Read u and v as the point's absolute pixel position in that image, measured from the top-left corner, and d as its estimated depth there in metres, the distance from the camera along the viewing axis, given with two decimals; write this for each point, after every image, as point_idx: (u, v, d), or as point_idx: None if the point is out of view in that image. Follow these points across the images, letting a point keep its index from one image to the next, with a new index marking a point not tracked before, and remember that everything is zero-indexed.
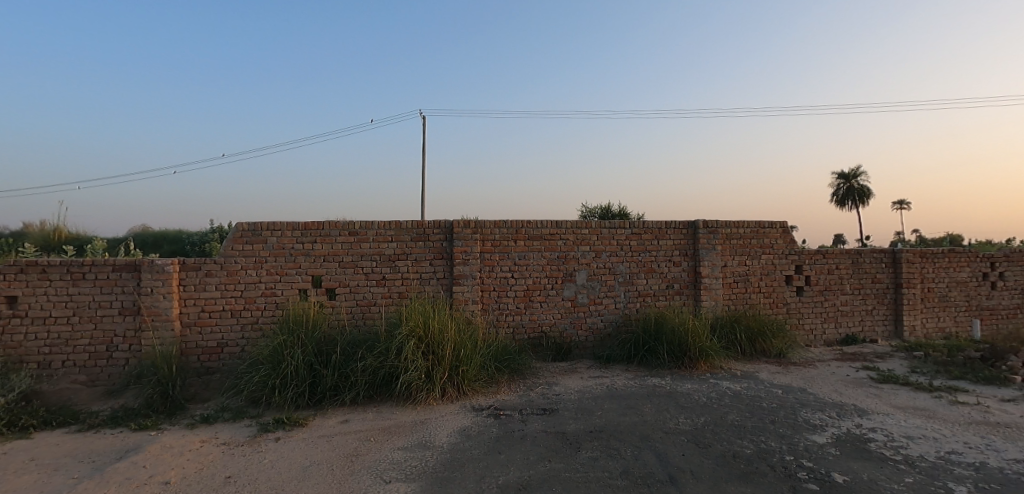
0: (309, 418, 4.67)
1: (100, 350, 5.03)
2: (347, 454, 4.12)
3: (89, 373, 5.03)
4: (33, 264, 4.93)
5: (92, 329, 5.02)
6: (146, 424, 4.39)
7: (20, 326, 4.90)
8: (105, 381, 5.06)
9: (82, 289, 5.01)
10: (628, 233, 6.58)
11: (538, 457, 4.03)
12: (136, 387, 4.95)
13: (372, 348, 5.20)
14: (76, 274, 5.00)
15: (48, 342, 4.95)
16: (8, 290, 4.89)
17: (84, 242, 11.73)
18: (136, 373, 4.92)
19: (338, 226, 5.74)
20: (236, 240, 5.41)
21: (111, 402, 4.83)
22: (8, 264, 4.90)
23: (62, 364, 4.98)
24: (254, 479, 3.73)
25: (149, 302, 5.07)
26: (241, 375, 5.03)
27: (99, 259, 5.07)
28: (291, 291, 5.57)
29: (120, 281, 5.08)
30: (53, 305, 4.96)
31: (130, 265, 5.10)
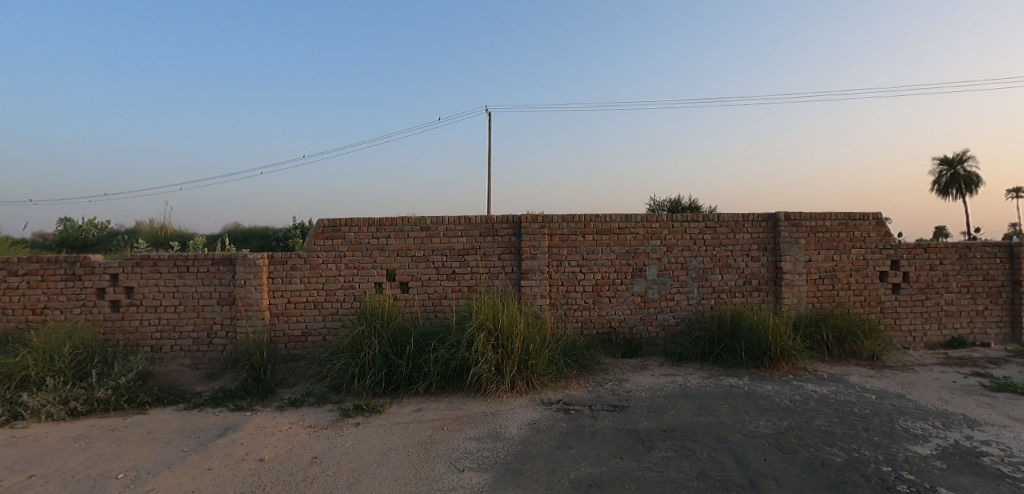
0: (385, 405, 4.91)
1: (202, 336, 5.49)
2: (422, 441, 4.31)
3: (193, 357, 5.50)
4: (146, 258, 5.47)
5: (195, 317, 5.49)
6: (242, 405, 4.78)
7: (137, 313, 5.46)
8: (206, 364, 5.51)
9: (187, 281, 5.49)
10: (702, 227, 6.29)
11: (609, 454, 3.97)
12: (232, 371, 5.34)
13: (444, 340, 5.32)
14: (182, 267, 5.49)
15: (159, 327, 5.48)
16: (126, 281, 5.45)
17: (187, 238, 12.93)
18: (232, 358, 5.31)
19: (411, 222, 5.88)
20: (318, 235, 5.70)
21: (212, 383, 5.25)
22: (126, 257, 5.46)
23: (170, 348, 5.48)
24: (337, 461, 4.08)
25: (243, 293, 5.46)
26: (323, 362, 5.30)
27: (200, 253, 5.53)
28: (368, 284, 5.77)
29: (218, 273, 5.53)
30: (163, 295, 5.48)
31: (226, 260, 5.51)
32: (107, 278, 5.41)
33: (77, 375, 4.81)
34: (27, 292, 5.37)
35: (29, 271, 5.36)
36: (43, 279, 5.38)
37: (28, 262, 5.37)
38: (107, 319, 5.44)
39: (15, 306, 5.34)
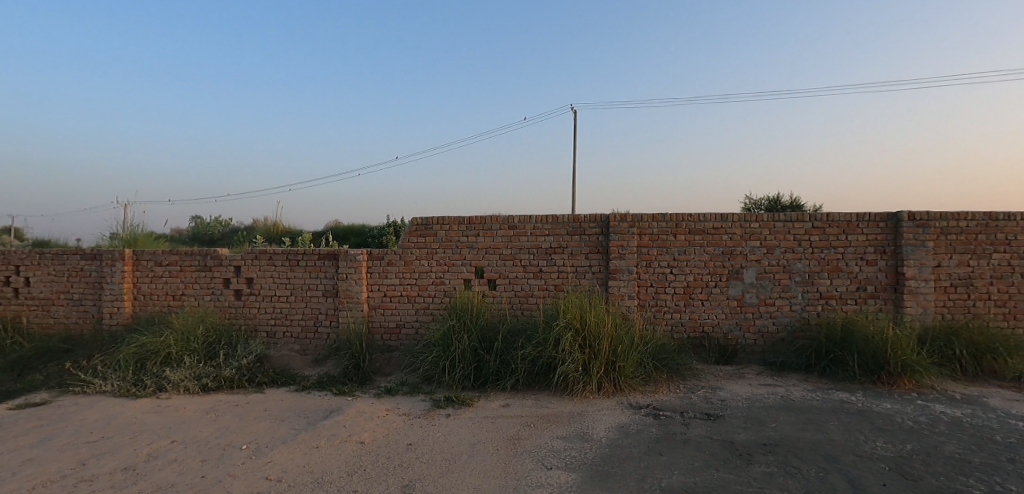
0: (474, 399, 5.06)
1: (309, 325, 5.97)
2: (510, 436, 4.38)
3: (301, 343, 6.00)
4: (264, 252, 6.04)
5: (303, 307, 5.99)
6: (345, 390, 5.13)
7: (256, 302, 6.06)
8: (312, 351, 5.98)
9: (297, 273, 6.00)
10: (809, 227, 5.82)
11: (704, 464, 3.78)
12: (335, 358, 5.76)
13: (531, 337, 5.37)
14: (293, 261, 6.01)
15: (274, 315, 6.03)
16: (247, 272, 6.06)
17: (297, 235, 14.20)
18: (335, 346, 5.73)
19: (499, 221, 6.00)
20: (412, 233, 5.98)
21: (317, 368, 5.69)
22: (247, 250, 6.07)
23: (282, 334, 6.02)
24: (431, 449, 4.27)
25: (345, 286, 5.87)
26: (416, 353, 5.57)
27: (308, 248, 6.02)
28: (458, 281, 5.97)
29: (324, 267, 5.98)
30: (277, 285, 6.03)
31: (331, 255, 5.95)
32: (232, 269, 6.05)
33: (208, 355, 5.45)
34: (169, 280, 6.14)
35: (171, 262, 6.14)
36: (182, 269, 6.13)
37: (171, 254, 6.15)
38: (231, 306, 6.08)
39: (160, 292, 6.13)
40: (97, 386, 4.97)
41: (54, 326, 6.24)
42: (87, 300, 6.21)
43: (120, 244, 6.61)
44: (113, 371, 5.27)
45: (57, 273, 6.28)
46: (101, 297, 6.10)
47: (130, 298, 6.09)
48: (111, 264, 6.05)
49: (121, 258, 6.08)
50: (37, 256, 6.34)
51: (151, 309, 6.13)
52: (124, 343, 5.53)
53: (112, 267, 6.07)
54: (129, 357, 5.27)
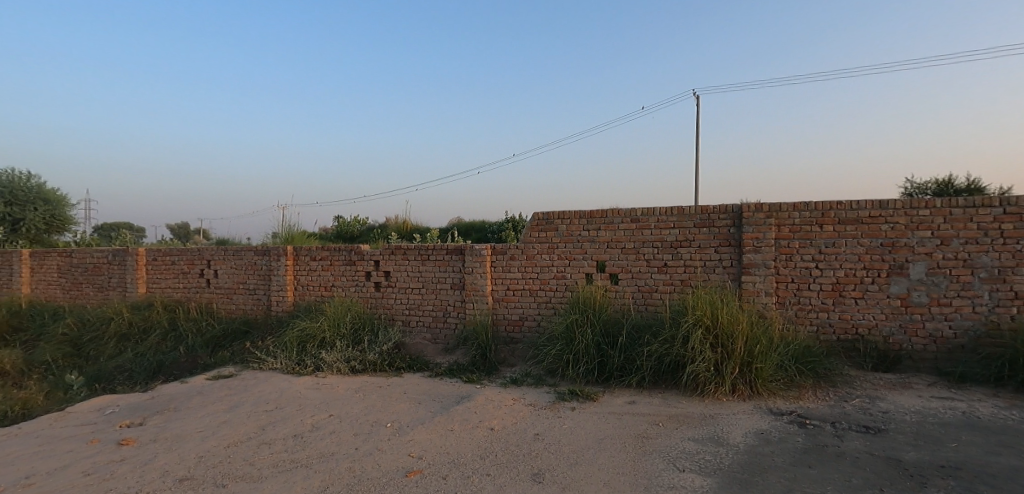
0: (598, 394, 5.08)
1: (439, 315, 6.39)
2: (638, 434, 4.30)
3: (432, 332, 6.43)
4: (398, 247, 6.58)
5: (434, 298, 6.43)
6: (473, 378, 5.42)
7: (393, 293, 6.63)
8: (442, 340, 6.40)
9: (428, 267, 6.45)
10: (999, 213, 4.90)
11: (864, 482, 3.37)
12: (463, 347, 6.09)
13: (657, 334, 5.27)
14: (424, 255, 6.47)
15: (408, 306, 6.55)
16: (385, 266, 6.65)
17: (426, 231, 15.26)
18: (463, 336, 6.08)
19: (621, 214, 5.91)
20: (534, 227, 6.12)
21: (447, 357, 6.06)
22: (384, 246, 6.66)
23: (416, 324, 6.51)
24: (558, 440, 4.36)
25: (471, 280, 6.18)
26: (540, 346, 5.72)
27: (437, 243, 6.44)
28: (579, 275, 5.99)
29: (451, 261, 6.37)
30: (410, 278, 6.54)
31: (457, 250, 6.31)
32: (372, 263, 6.67)
33: (355, 340, 6.10)
34: (321, 273, 6.96)
35: (323, 257, 6.95)
36: (331, 263, 6.91)
37: (322, 250, 6.96)
38: (372, 297, 6.72)
39: (314, 283, 6.97)
40: (269, 363, 5.80)
41: (236, 311, 7.40)
42: (259, 290, 7.27)
43: (281, 240, 7.61)
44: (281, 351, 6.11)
45: (237, 266, 7.43)
46: (270, 288, 7.11)
47: (291, 288, 7.01)
48: (276, 259, 7.03)
49: (284, 254, 7.03)
50: (222, 252, 7.56)
51: (307, 298, 7.00)
52: (289, 328, 6.38)
53: (278, 262, 7.05)
54: (293, 340, 6.07)
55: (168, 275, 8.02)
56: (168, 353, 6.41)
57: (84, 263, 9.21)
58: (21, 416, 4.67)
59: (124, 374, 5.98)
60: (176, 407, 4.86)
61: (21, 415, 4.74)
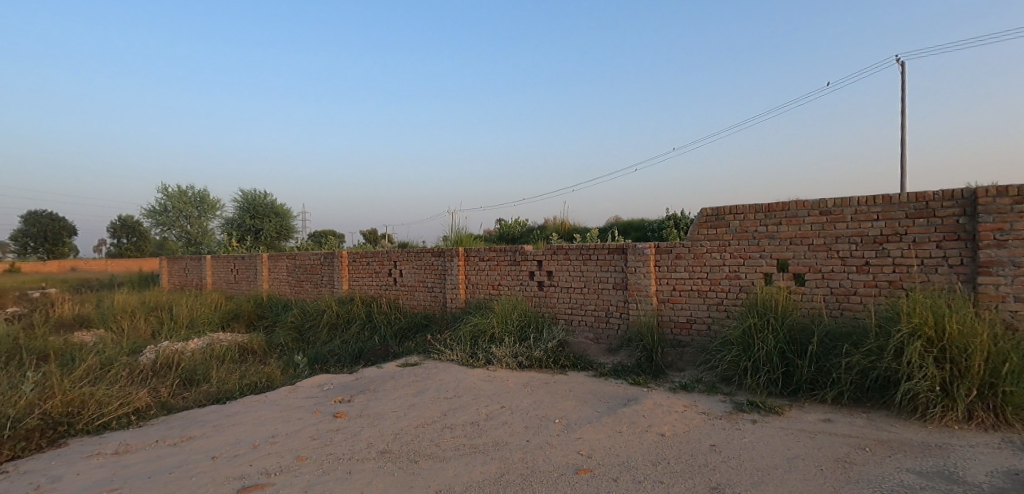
0: (784, 408, 4.56)
1: (602, 315, 6.42)
2: (838, 457, 3.72)
3: (595, 332, 6.48)
4: (560, 247, 6.77)
5: (596, 298, 6.47)
6: (640, 380, 5.31)
7: (555, 292, 6.87)
8: (605, 340, 6.41)
9: (590, 267, 6.53)
10: None
11: None
12: (627, 349, 6.01)
13: (859, 344, 4.60)
14: (586, 255, 6.57)
15: (570, 305, 6.71)
16: (547, 266, 6.91)
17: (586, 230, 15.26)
18: (627, 337, 6.01)
19: (807, 206, 5.31)
20: (702, 224, 5.83)
21: (611, 357, 5.99)
22: (547, 246, 6.91)
23: (578, 323, 6.63)
24: (739, 453, 4.01)
25: (634, 279, 6.11)
26: (713, 351, 5.41)
27: (598, 243, 6.48)
28: (756, 275, 5.53)
29: (613, 261, 6.36)
30: (573, 278, 6.68)
31: (620, 249, 6.28)
32: (536, 263, 6.98)
33: (521, 336, 6.40)
34: (489, 273, 7.51)
35: (491, 257, 7.48)
36: (498, 264, 7.39)
37: (490, 252, 7.46)
38: (536, 295, 7.06)
39: (483, 283, 7.54)
40: (447, 354, 6.35)
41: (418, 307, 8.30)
42: (436, 288, 8.06)
43: (452, 242, 8.36)
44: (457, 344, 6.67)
45: (417, 267, 8.31)
46: (447, 286, 7.85)
47: (463, 286, 7.70)
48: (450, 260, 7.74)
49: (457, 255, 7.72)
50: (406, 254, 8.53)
51: (477, 296, 7.60)
52: (463, 323, 6.95)
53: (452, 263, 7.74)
54: (466, 334, 6.57)
55: (363, 275, 9.34)
56: (367, 341, 7.44)
57: (304, 262, 11.15)
58: (268, 386, 5.81)
59: (335, 357, 7.04)
60: (375, 389, 5.56)
61: (268, 385, 5.89)
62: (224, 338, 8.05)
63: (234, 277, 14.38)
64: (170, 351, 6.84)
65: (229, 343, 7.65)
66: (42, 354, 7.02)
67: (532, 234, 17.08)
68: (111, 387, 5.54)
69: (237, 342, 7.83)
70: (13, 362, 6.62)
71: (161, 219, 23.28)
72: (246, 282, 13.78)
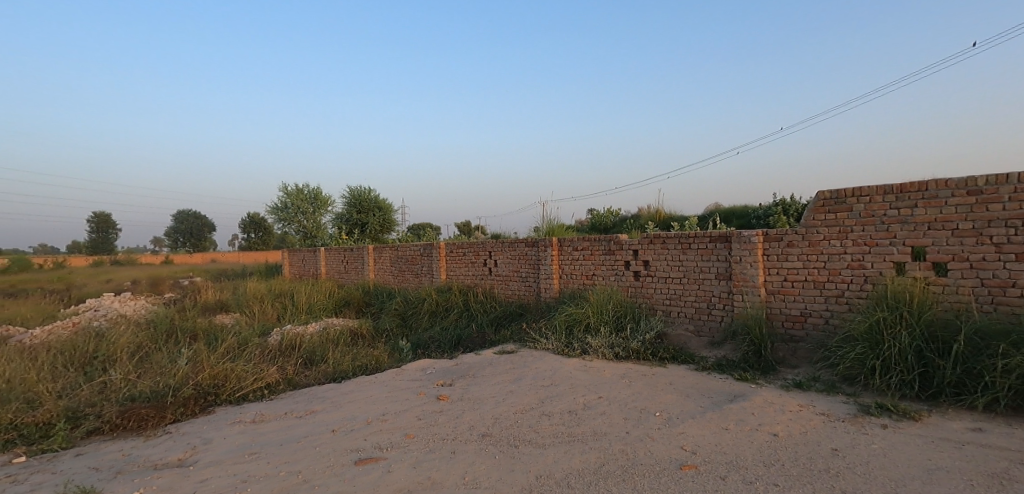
0: (922, 414, 4.03)
1: (703, 307, 6.30)
2: (994, 473, 3.22)
3: (695, 324, 6.36)
4: (658, 236, 6.78)
5: (697, 288, 6.36)
6: (747, 376, 5.04)
7: (652, 283, 6.87)
8: (706, 333, 6.29)
9: (690, 256, 6.45)
10: None
11: None
12: (733, 343, 5.79)
13: (1021, 344, 3.97)
14: (685, 244, 6.51)
15: (668, 295, 6.67)
16: (644, 255, 6.94)
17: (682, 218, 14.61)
18: (732, 330, 5.82)
19: (952, 185, 4.66)
20: (818, 209, 5.45)
21: (715, 351, 5.86)
22: (643, 236, 6.97)
23: (677, 315, 6.57)
24: (867, 462, 3.61)
25: (740, 269, 5.88)
26: (832, 348, 5.02)
27: (700, 232, 6.40)
28: (885, 265, 5.01)
29: (716, 250, 6.21)
30: (671, 268, 6.64)
31: (723, 237, 6.13)
32: (631, 252, 7.07)
33: (617, 327, 6.41)
34: (583, 263, 7.72)
35: (585, 247, 7.69)
36: (591, 253, 7.60)
37: (583, 241, 7.70)
38: (631, 286, 7.12)
39: (577, 273, 7.78)
40: (543, 343, 6.42)
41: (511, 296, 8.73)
42: (530, 278, 8.42)
43: (544, 233, 8.55)
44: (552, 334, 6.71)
45: (511, 256, 8.76)
46: (539, 276, 8.19)
47: (556, 276, 7.98)
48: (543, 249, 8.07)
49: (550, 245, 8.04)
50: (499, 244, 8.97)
51: (571, 286, 7.85)
52: (558, 313, 7.02)
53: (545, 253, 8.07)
54: (561, 323, 6.62)
55: (460, 265, 9.91)
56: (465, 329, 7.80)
57: (405, 254, 11.87)
58: (377, 369, 6.27)
59: (435, 343, 7.39)
60: (474, 374, 5.78)
61: (377, 368, 6.35)
62: (337, 323, 8.79)
63: (344, 267, 15.71)
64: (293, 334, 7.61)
65: (342, 327, 8.35)
66: (194, 332, 8.24)
67: (624, 224, 16.70)
68: (248, 364, 6.31)
69: (349, 326, 8.53)
70: (174, 339, 7.84)
71: (282, 215, 26.01)
72: (354, 272, 15.05)
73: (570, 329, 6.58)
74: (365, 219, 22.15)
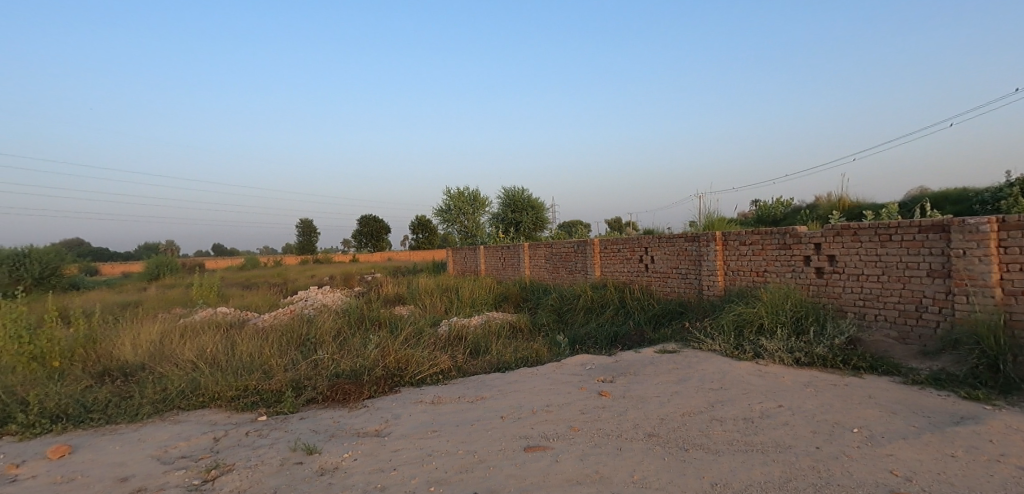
0: None
1: (910, 309, 5.73)
2: None
3: (899, 330, 5.86)
4: (847, 228, 6.50)
5: (901, 288, 5.84)
6: (977, 395, 4.26)
7: (840, 280, 6.62)
8: (916, 340, 5.68)
9: (890, 250, 5.97)
10: None
11: None
12: (955, 354, 5.04)
13: None
14: (884, 236, 6.04)
15: (862, 295, 6.32)
16: (827, 250, 6.78)
17: (873, 207, 12.73)
18: (954, 339, 5.08)
19: None
20: None
21: (928, 362, 5.18)
22: (827, 228, 6.78)
23: (875, 318, 6.15)
24: None
25: (963, 266, 5.10)
26: None
27: (903, 222, 5.86)
28: None
29: (926, 241, 5.60)
30: (864, 263, 6.29)
31: (937, 227, 5.46)
32: (813, 246, 6.99)
33: (797, 329, 6.17)
34: (752, 258, 8.07)
35: (754, 242, 8.02)
36: (762, 248, 7.88)
37: (753, 236, 8.00)
38: (813, 284, 7.01)
39: (745, 268, 8.23)
40: (710, 344, 6.36)
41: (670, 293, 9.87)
42: (690, 274, 9.34)
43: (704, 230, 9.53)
44: (718, 334, 6.70)
45: (670, 253, 9.80)
46: (701, 273, 9.01)
47: (722, 273, 8.61)
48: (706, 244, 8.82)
49: (714, 239, 8.65)
50: (660, 243, 10.12)
51: (738, 283, 8.33)
52: (726, 313, 7.01)
53: (708, 248, 8.77)
54: (729, 324, 6.58)
55: (619, 263, 11.52)
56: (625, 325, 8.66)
57: (559, 251, 14.08)
58: (537, 361, 6.86)
59: (591, 339, 8.16)
60: (636, 372, 5.84)
61: (538, 360, 6.88)
62: (498, 316, 9.74)
63: (502, 264, 18.10)
64: (459, 326, 8.55)
65: (502, 321, 9.19)
66: (378, 320, 9.69)
67: (795, 215, 15.18)
68: (424, 350, 7.24)
69: (509, 320, 9.42)
70: (363, 326, 9.33)
71: (444, 217, 31.48)
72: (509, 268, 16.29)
73: (740, 331, 6.49)
74: (518, 218, 27.26)
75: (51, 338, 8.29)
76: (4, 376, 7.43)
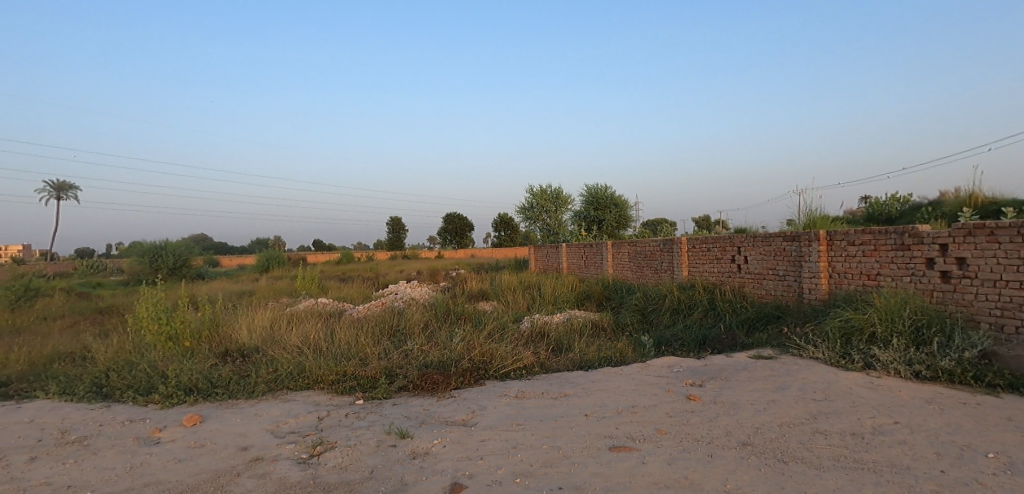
0: None
1: None
2: None
3: None
4: (981, 227, 6.02)
5: None
6: None
7: (971, 286, 6.10)
8: None
9: None
10: None
11: None
12: None
13: None
14: None
15: (999, 304, 5.77)
16: (956, 252, 6.31)
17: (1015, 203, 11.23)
18: None
19: None
20: None
21: None
22: (956, 228, 6.32)
23: (1016, 330, 5.56)
24: None
25: None
26: None
27: None
28: None
29: None
30: (1001, 266, 5.76)
31: None
32: (936, 248, 6.60)
33: (917, 340, 5.77)
34: (862, 260, 7.74)
35: (864, 242, 7.70)
36: (875, 248, 7.54)
37: (864, 236, 7.72)
38: (937, 289, 6.56)
39: (854, 271, 7.87)
40: (812, 351, 6.23)
41: (767, 294, 9.77)
42: (788, 275, 9.22)
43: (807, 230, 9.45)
44: (821, 341, 6.54)
45: (767, 253, 9.74)
46: (802, 274, 8.78)
47: (825, 276, 8.33)
48: (809, 244, 8.61)
49: (818, 239, 8.45)
50: (758, 243, 10.05)
51: (844, 286, 8.05)
52: (831, 319, 6.85)
53: (810, 248, 8.58)
54: (835, 331, 6.40)
55: (711, 262, 11.53)
56: (716, 327, 8.72)
57: (645, 250, 14.35)
58: (622, 362, 7.02)
59: (678, 342, 8.08)
60: (729, 378, 5.76)
61: (622, 360, 7.05)
62: (581, 315, 9.98)
63: (585, 262, 18.67)
64: (541, 324, 8.83)
65: (585, 320, 9.40)
66: (463, 314, 10.18)
67: (913, 213, 13.81)
68: (508, 345, 7.60)
69: (591, 319, 9.66)
70: (449, 320, 9.83)
71: (530, 214, 33.72)
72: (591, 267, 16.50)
73: (848, 339, 6.28)
74: (600, 216, 27.87)
75: (183, 320, 9.53)
76: (149, 352, 8.67)
